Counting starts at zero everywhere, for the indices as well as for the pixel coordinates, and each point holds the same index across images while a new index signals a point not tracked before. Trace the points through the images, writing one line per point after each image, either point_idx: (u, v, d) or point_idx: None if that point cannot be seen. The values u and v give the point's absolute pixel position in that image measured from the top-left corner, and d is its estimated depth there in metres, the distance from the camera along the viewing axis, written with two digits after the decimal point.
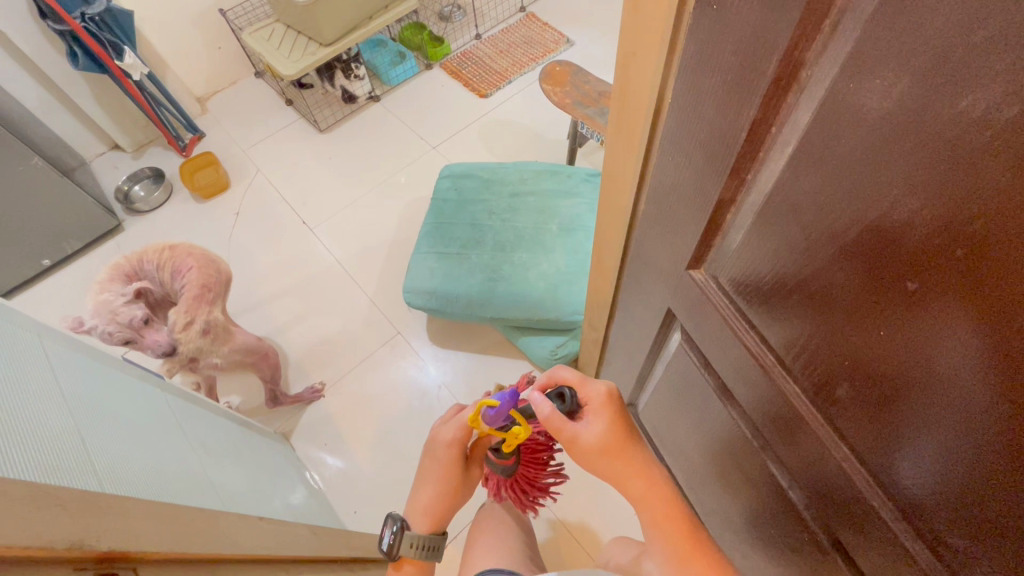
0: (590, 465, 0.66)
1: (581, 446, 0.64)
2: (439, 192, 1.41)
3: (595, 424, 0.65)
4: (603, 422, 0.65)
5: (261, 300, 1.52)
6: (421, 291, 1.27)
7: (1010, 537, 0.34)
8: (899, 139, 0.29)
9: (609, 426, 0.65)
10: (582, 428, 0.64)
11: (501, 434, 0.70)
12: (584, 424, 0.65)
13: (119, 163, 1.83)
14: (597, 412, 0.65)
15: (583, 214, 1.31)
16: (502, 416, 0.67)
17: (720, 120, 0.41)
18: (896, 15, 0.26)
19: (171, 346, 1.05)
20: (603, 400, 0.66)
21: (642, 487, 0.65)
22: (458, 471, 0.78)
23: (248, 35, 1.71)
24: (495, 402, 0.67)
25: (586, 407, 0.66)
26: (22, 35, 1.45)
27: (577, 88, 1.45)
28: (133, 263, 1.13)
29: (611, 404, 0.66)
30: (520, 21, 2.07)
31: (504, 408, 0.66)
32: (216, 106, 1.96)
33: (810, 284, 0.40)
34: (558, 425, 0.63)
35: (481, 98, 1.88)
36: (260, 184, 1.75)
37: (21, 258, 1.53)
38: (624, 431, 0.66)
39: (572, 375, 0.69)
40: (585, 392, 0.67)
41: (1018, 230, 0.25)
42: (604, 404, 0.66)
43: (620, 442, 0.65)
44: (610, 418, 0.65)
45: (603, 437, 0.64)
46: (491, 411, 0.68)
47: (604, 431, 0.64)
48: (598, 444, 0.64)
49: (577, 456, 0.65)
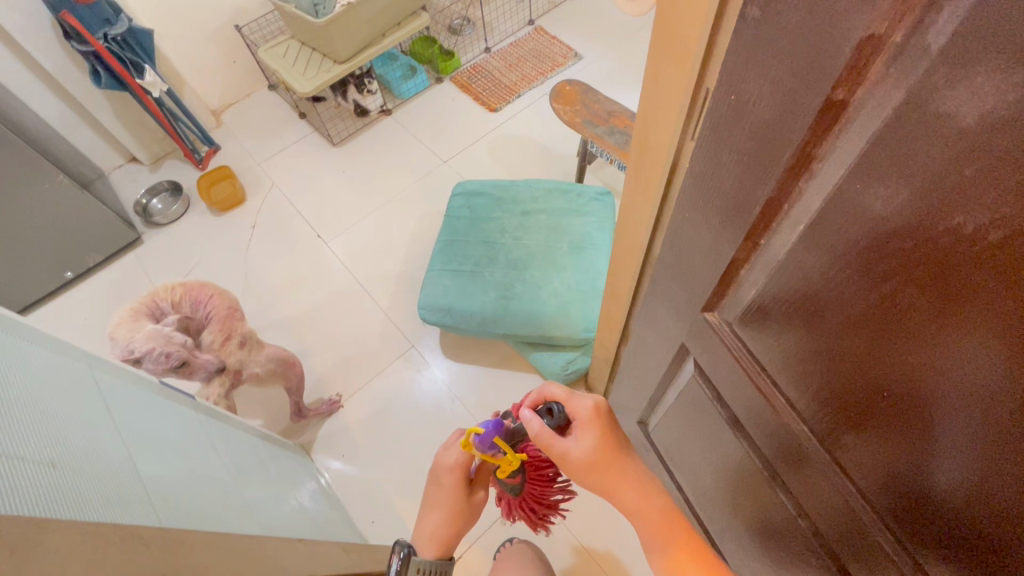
0: (585, 480, 0.70)
1: (572, 461, 0.68)
2: (452, 210, 1.44)
3: (584, 439, 0.69)
4: (591, 437, 0.69)
5: (279, 314, 1.56)
6: (436, 307, 1.30)
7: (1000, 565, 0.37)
8: (898, 239, 0.33)
9: (597, 440, 0.69)
10: (571, 444, 0.68)
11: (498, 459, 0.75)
12: (574, 440, 0.69)
13: (137, 175, 1.87)
14: (586, 427, 0.70)
15: (593, 232, 1.35)
16: (488, 444, 0.71)
17: (737, 192, 0.45)
18: (897, 137, 0.30)
19: (221, 363, 1.11)
20: (591, 414, 0.71)
21: (638, 501, 0.70)
22: (462, 494, 0.83)
23: (263, 52, 1.75)
24: (479, 432, 0.72)
25: (575, 422, 0.71)
26: (45, 54, 1.49)
27: (587, 108, 1.48)
28: (148, 304, 1.13)
29: (599, 418, 0.71)
30: (529, 34, 2.10)
31: (488, 437, 0.71)
32: (231, 119, 2.00)
33: (822, 326, 0.43)
34: (547, 441, 0.68)
35: (491, 112, 1.91)
36: (276, 196, 1.79)
37: (44, 271, 1.57)
38: (611, 445, 0.70)
39: (560, 392, 0.74)
40: (573, 408, 0.72)
41: (1000, 326, 0.29)
42: (591, 419, 0.70)
43: (609, 456, 0.69)
44: (597, 430, 0.70)
45: (592, 451, 0.68)
46: (478, 439, 0.73)
47: (592, 446, 0.68)
48: (587, 458, 0.68)
49: (569, 472, 0.69)
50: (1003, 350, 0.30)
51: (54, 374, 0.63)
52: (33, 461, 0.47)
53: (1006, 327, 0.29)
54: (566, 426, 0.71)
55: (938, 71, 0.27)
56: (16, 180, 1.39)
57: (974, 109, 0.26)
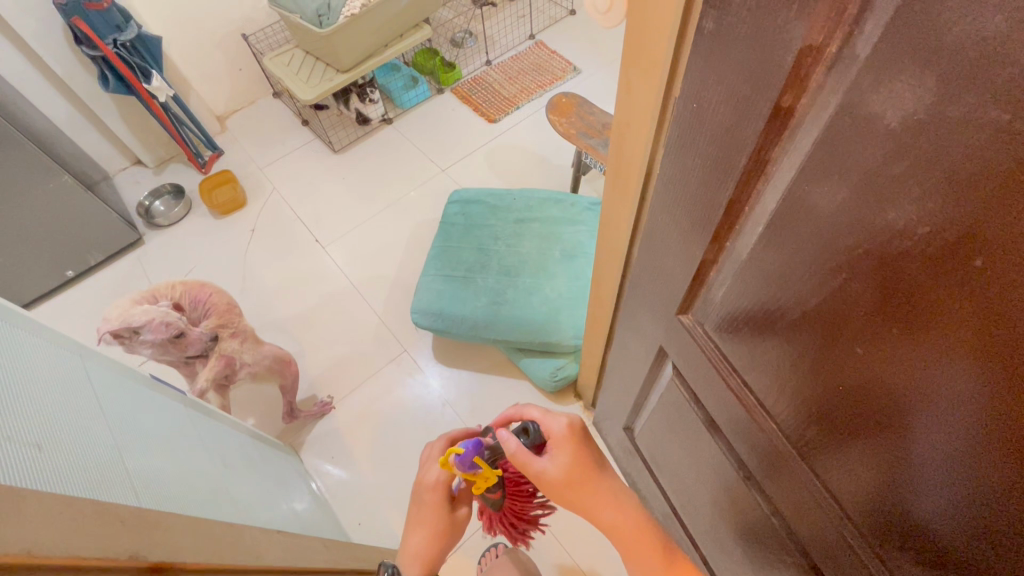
0: (562, 498, 0.71)
1: (548, 479, 0.69)
2: (448, 217, 1.47)
3: (559, 456, 0.71)
4: (566, 454, 0.71)
5: (274, 316, 1.58)
6: (428, 311, 1.31)
7: (955, 553, 0.38)
8: (844, 236, 0.34)
9: (571, 458, 0.71)
10: (546, 462, 0.69)
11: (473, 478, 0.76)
12: (549, 458, 0.70)
13: (141, 178, 1.91)
14: (560, 445, 0.72)
15: (585, 241, 1.37)
16: (468, 463, 0.73)
17: (703, 196, 0.47)
18: (837, 139, 0.32)
19: (215, 334, 1.15)
20: (565, 431, 0.73)
21: (615, 516, 0.70)
22: (444, 513, 0.84)
23: (268, 60, 1.79)
24: (460, 451, 0.73)
25: (550, 439, 0.72)
26: (56, 58, 1.53)
27: (582, 119, 1.51)
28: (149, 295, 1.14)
29: (573, 435, 0.73)
30: (529, 48, 2.15)
31: (468, 457, 0.73)
32: (235, 125, 2.04)
33: (793, 327, 0.43)
34: (524, 460, 0.69)
35: (490, 123, 1.95)
36: (275, 201, 1.82)
37: (45, 268, 1.60)
38: (586, 464, 0.71)
39: (536, 412, 0.77)
40: (548, 426, 0.74)
41: (938, 316, 0.31)
42: (565, 436, 0.72)
43: (585, 473, 0.70)
44: (572, 448, 0.71)
45: (567, 469, 0.70)
46: (458, 458, 0.74)
47: (567, 463, 0.70)
48: (563, 476, 0.69)
49: (546, 490, 0.70)
50: (941, 340, 0.31)
51: (44, 364, 0.64)
52: (18, 442, 0.48)
53: (942, 316, 0.31)
54: (543, 444, 0.73)
55: (867, 76, 0.29)
56: (20, 177, 1.42)
57: (899, 110, 0.27)
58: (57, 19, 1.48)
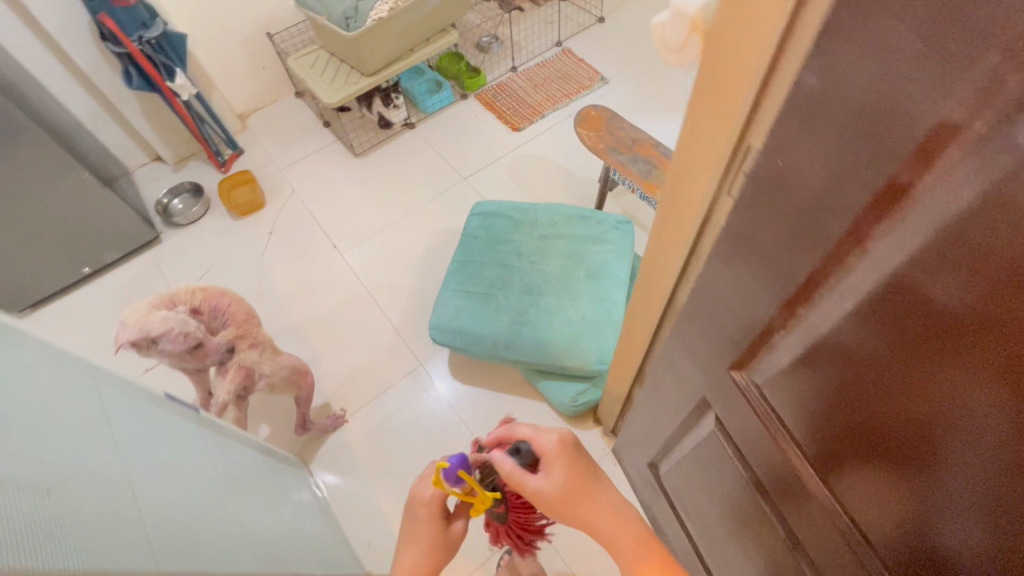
0: (558, 515, 0.68)
1: (544, 499, 0.66)
2: (470, 229, 1.43)
3: (552, 474, 0.67)
4: (560, 472, 0.66)
5: (288, 322, 1.55)
6: (448, 328, 1.28)
7: None
8: (963, 330, 0.30)
9: (566, 475, 0.67)
10: (539, 481, 0.66)
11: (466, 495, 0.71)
12: (543, 477, 0.67)
13: (159, 174, 1.89)
14: (554, 462, 0.67)
15: (611, 261, 1.33)
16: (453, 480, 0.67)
17: (780, 262, 0.42)
18: (976, 232, 0.27)
19: (232, 345, 1.13)
20: (556, 448, 0.68)
21: (613, 527, 0.68)
22: (439, 527, 0.80)
23: (293, 61, 1.76)
24: (444, 466, 0.68)
25: (542, 455, 0.68)
26: (81, 53, 1.51)
27: (612, 134, 1.46)
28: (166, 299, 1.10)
29: (565, 451, 0.68)
30: (556, 55, 2.11)
31: (453, 472, 0.67)
32: (256, 124, 2.02)
33: (826, 352, 0.41)
34: (518, 480, 0.66)
35: (514, 131, 1.91)
36: (294, 203, 1.79)
37: (61, 265, 1.58)
38: (581, 477, 0.67)
39: (527, 428, 0.72)
40: (538, 444, 0.69)
41: (982, 345, 0.29)
42: (558, 453, 0.68)
43: (580, 488, 0.67)
44: (567, 463, 0.67)
45: (562, 486, 0.66)
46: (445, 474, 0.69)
47: (562, 480, 0.66)
48: (559, 494, 0.66)
49: (543, 509, 0.67)
50: (983, 368, 0.30)
51: (49, 380, 0.62)
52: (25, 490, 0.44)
53: (986, 345, 0.29)
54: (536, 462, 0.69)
55: None
56: (41, 173, 1.41)
57: None
58: (84, 15, 1.46)
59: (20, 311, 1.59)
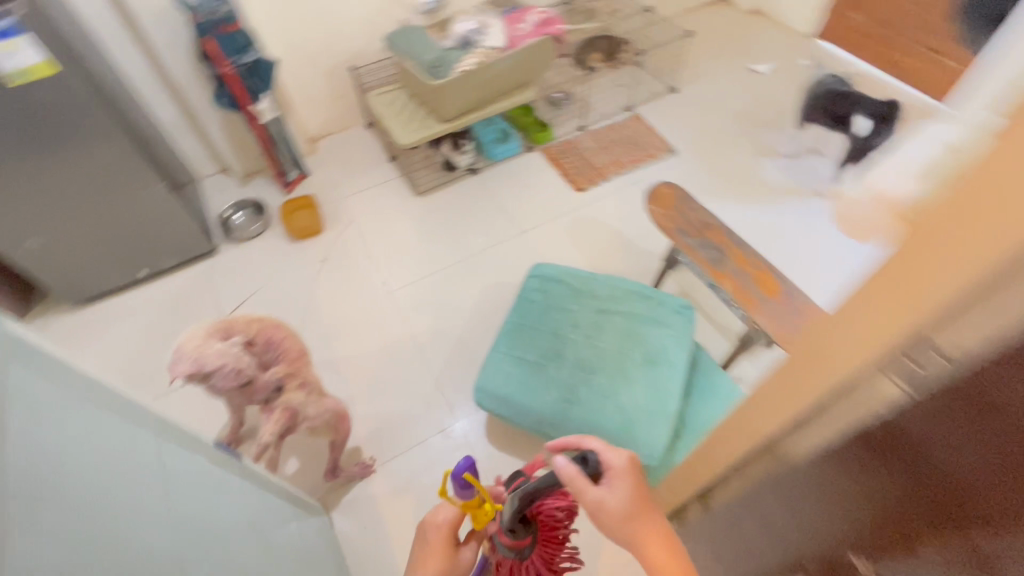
0: (611, 533, 0.69)
1: (606, 511, 0.67)
2: (526, 291, 1.41)
3: (617, 489, 0.69)
4: (625, 487, 0.69)
5: (328, 354, 1.53)
6: (494, 394, 1.25)
7: None
8: None
9: (630, 492, 0.69)
10: (606, 493, 0.67)
11: (473, 509, 0.78)
12: (609, 489, 0.68)
13: (226, 186, 1.93)
14: (620, 477, 0.69)
15: (670, 346, 1.28)
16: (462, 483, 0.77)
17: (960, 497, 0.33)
18: None
19: (281, 383, 1.11)
20: (625, 465, 0.70)
21: (659, 551, 0.67)
22: (450, 552, 0.83)
23: (372, 98, 1.81)
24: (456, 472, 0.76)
25: (611, 469, 0.69)
26: (178, 68, 1.58)
27: (683, 216, 1.43)
28: (224, 324, 1.07)
29: (632, 469, 0.71)
30: (626, 119, 2.12)
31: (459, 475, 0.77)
32: (325, 149, 2.07)
33: (963, 541, 0.34)
34: (582, 486, 0.66)
35: (577, 191, 1.90)
36: (350, 233, 1.80)
37: (120, 267, 1.61)
38: (642, 498, 0.70)
39: (598, 443, 0.73)
40: (609, 457, 0.70)
41: None
42: (626, 470, 0.70)
43: (640, 506, 0.69)
44: (632, 481, 0.70)
45: (626, 502, 0.68)
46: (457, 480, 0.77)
47: (626, 496, 0.69)
48: (620, 509, 0.68)
49: (601, 523, 0.68)
50: None
51: (109, 421, 0.60)
52: None
53: None
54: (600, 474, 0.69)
55: None
56: (121, 180, 1.44)
57: None
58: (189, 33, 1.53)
59: (72, 306, 1.62)
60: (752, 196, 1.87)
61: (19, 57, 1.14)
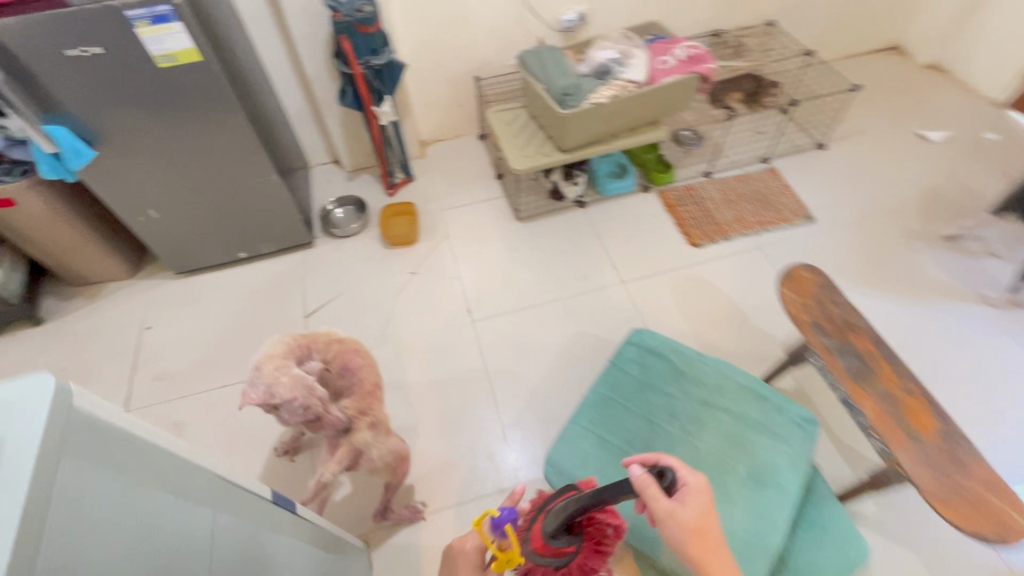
0: (676, 547, 0.66)
1: (676, 523, 0.65)
2: (622, 359, 1.26)
3: (690, 506, 0.66)
4: (699, 505, 0.67)
5: (399, 375, 1.47)
6: (568, 475, 1.10)
7: None
8: None
9: (703, 510, 0.67)
10: (679, 507, 0.65)
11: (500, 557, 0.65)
12: (681, 503, 0.66)
13: (334, 178, 1.95)
14: (695, 495, 0.67)
15: (782, 467, 1.08)
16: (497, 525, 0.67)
17: None
18: None
19: (351, 422, 1.03)
20: (700, 486, 0.68)
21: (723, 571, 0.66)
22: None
23: (492, 114, 1.72)
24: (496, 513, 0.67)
25: (686, 486, 0.68)
26: (311, 59, 1.59)
27: (822, 308, 1.22)
28: (302, 345, 1.04)
29: (707, 492, 0.68)
30: (760, 172, 1.90)
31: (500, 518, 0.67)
32: (433, 154, 2.03)
33: None
34: (655, 500, 0.62)
35: (691, 246, 1.71)
36: (442, 249, 1.73)
37: (223, 246, 1.64)
38: (712, 519, 0.68)
39: (675, 458, 0.71)
40: (684, 475, 0.68)
41: None
42: (702, 491, 0.68)
43: (710, 528, 0.67)
44: (703, 502, 0.68)
45: (698, 518, 0.66)
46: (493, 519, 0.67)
47: (697, 514, 0.66)
48: (692, 524, 0.66)
49: (668, 536, 0.66)
50: None
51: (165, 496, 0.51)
52: None
53: None
54: (675, 485, 0.67)
55: None
56: (241, 169, 1.45)
57: None
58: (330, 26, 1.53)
59: (176, 275, 1.68)
60: (903, 289, 1.59)
61: (169, 42, 1.12)
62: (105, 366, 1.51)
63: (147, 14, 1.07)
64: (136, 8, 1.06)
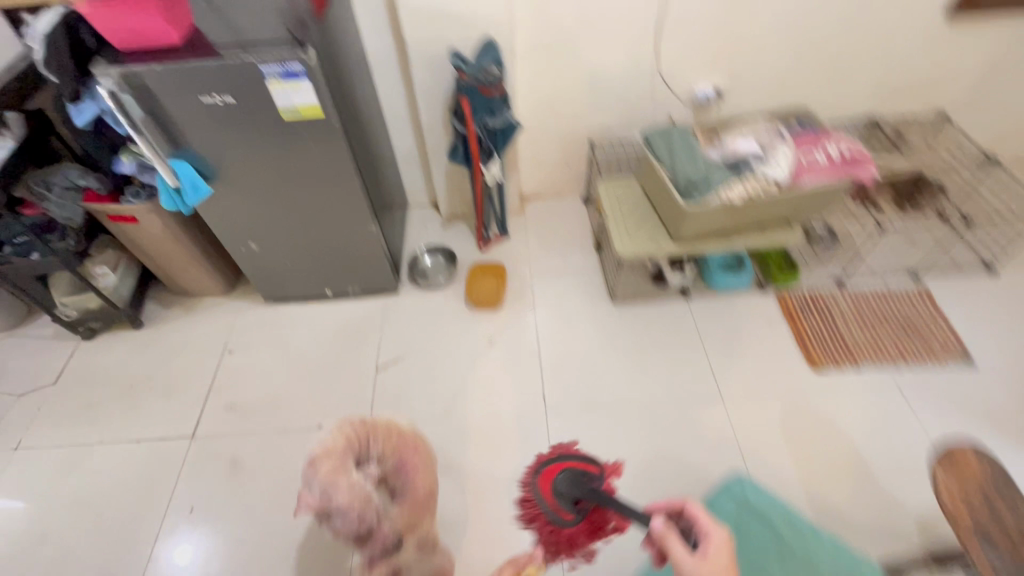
0: None
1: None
2: (721, 510, 1.22)
3: (714, 556, 0.74)
4: (722, 556, 0.74)
5: (458, 456, 1.37)
6: None
7: None
8: None
9: (727, 561, 0.74)
10: (699, 558, 0.73)
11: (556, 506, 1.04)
12: (704, 552, 0.74)
13: (429, 223, 1.93)
14: (717, 548, 0.75)
15: None
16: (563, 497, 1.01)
17: None
18: None
19: (400, 538, 0.93)
20: (722, 540, 0.76)
21: None
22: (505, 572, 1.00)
23: (603, 187, 1.59)
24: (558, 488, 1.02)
25: (710, 538, 0.76)
26: (428, 109, 1.57)
27: (995, 512, 0.90)
28: (362, 437, 0.96)
29: (729, 548, 0.76)
30: (905, 289, 1.62)
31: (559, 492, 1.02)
32: (533, 212, 1.94)
33: None
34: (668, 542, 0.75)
35: (812, 368, 1.47)
36: (525, 320, 1.63)
37: (312, 282, 1.65)
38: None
39: (700, 510, 0.79)
40: (709, 525, 0.77)
41: None
42: (722, 545, 0.75)
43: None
44: (727, 556, 0.75)
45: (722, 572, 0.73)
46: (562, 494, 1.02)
47: (722, 563, 0.74)
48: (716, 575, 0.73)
49: None
50: None
51: None
52: None
53: None
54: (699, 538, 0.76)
55: None
56: (342, 216, 1.43)
57: None
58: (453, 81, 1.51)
59: (264, 301, 1.71)
60: None
61: (296, 97, 1.11)
62: (184, 383, 1.54)
63: (280, 70, 1.07)
64: (271, 64, 1.06)
